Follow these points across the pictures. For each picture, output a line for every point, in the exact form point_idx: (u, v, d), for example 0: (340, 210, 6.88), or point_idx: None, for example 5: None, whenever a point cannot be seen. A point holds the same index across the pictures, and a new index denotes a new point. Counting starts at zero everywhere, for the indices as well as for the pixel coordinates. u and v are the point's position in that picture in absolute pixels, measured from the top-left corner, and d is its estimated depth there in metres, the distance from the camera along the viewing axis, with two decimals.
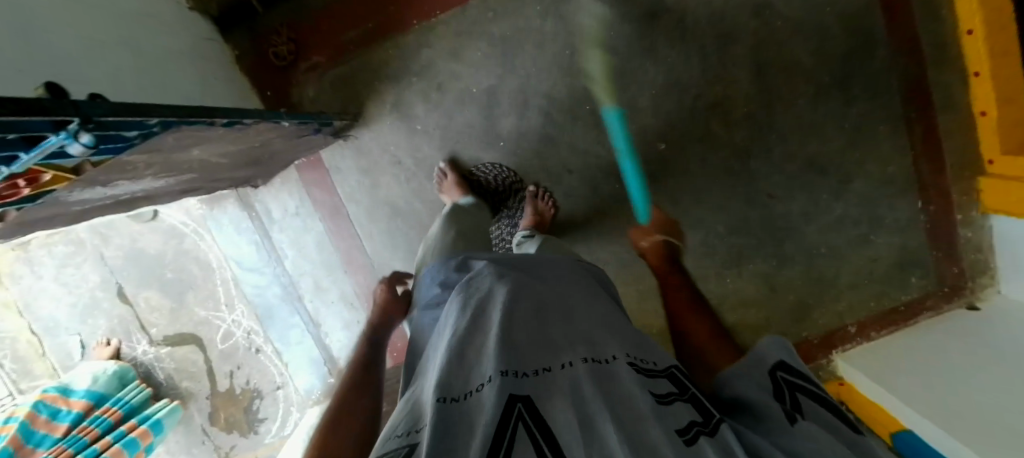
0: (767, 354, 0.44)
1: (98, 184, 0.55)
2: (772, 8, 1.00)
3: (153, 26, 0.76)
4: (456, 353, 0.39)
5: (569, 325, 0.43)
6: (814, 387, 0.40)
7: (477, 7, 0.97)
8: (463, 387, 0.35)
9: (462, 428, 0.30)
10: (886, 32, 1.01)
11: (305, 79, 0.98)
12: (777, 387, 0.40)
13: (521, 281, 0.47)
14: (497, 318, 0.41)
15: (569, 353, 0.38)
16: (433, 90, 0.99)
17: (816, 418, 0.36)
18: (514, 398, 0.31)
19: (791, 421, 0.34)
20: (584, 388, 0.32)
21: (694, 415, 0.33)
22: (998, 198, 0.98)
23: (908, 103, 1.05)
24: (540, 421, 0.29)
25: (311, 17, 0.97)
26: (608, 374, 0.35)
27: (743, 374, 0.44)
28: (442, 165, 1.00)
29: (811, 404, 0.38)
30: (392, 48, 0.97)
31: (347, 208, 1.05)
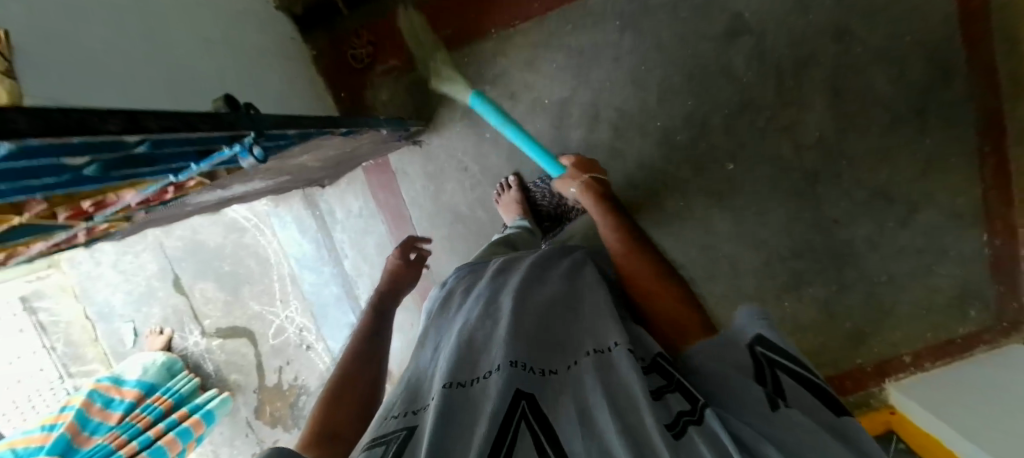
0: (742, 327, 0.41)
1: (218, 188, 0.56)
2: (852, 33, 0.98)
3: (249, 26, 0.77)
4: (462, 346, 0.43)
5: (573, 323, 0.46)
6: (793, 359, 0.37)
7: (558, 19, 0.96)
8: (471, 375, 0.38)
9: (466, 411, 0.33)
10: (966, 62, 0.99)
11: (380, 82, 0.98)
12: (754, 363, 0.37)
13: (532, 282, 0.52)
14: (507, 313, 0.45)
15: (574, 351, 0.41)
16: (506, 99, 0.99)
17: (796, 399, 0.34)
18: (519, 395, 0.33)
19: (774, 406, 0.31)
20: (586, 383, 0.35)
21: (680, 401, 0.32)
22: None
23: (982, 135, 1.03)
24: (543, 418, 0.32)
25: (391, 21, 0.96)
26: (607, 364, 0.37)
27: (719, 348, 0.41)
28: (510, 179, 0.99)
29: (791, 383, 0.35)
30: (469, 55, 0.97)
31: (410, 212, 1.05)
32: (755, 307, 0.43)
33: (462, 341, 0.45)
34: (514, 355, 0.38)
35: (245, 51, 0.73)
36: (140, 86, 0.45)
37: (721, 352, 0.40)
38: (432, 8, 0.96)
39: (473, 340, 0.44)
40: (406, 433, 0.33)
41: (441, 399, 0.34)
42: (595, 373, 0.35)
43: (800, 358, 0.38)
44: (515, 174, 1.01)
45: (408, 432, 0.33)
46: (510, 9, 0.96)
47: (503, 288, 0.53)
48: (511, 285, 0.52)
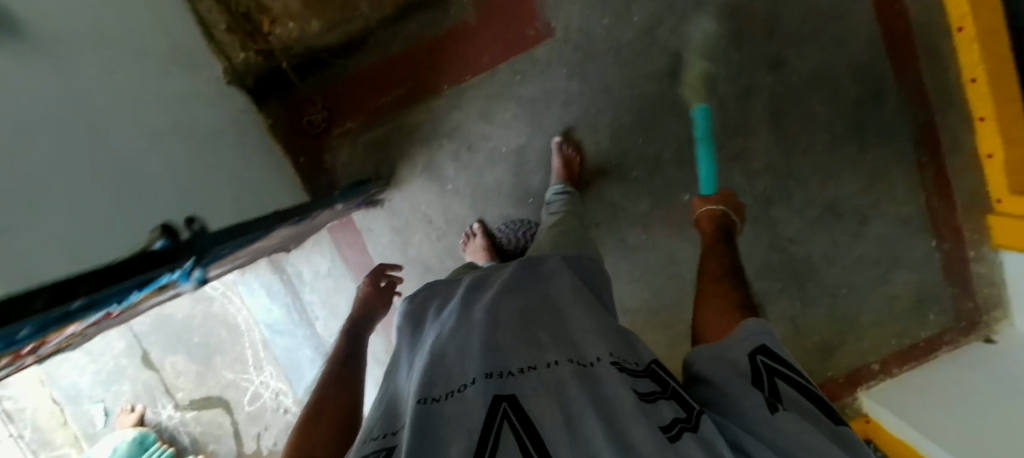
0: (745, 335, 0.44)
1: (169, 288, 0.59)
2: (788, 63, 1.02)
3: (205, 108, 0.77)
4: (436, 358, 0.44)
5: (551, 327, 0.48)
6: (792, 369, 0.41)
7: (507, 71, 0.98)
8: (444, 387, 0.39)
9: (442, 424, 0.34)
10: (897, 82, 1.05)
11: (339, 144, 0.99)
12: (754, 371, 0.41)
13: (504, 294, 0.54)
14: (481, 326, 0.47)
15: (551, 353, 0.43)
16: (464, 151, 1.01)
17: (795, 405, 0.38)
18: (499, 398, 0.35)
19: (772, 412, 0.36)
20: (569, 391, 0.36)
21: (675, 409, 0.37)
22: (1010, 235, 1.01)
23: (920, 147, 1.08)
24: (524, 420, 0.33)
25: (345, 84, 0.97)
26: (588, 375, 0.39)
27: (722, 353, 0.45)
28: (474, 226, 1.01)
29: (791, 391, 0.39)
30: (425, 112, 0.99)
31: None
32: (761, 320, 0.45)
33: (435, 354, 0.45)
34: (489, 367, 0.40)
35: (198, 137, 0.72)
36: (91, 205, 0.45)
37: (726, 358, 0.44)
38: (385, 68, 0.97)
39: (446, 353, 0.45)
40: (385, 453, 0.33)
41: (415, 413, 0.35)
42: (575, 379, 0.38)
43: (797, 364, 0.42)
44: (480, 220, 1.03)
45: (387, 453, 0.33)
46: (461, 65, 0.97)
47: (476, 302, 0.55)
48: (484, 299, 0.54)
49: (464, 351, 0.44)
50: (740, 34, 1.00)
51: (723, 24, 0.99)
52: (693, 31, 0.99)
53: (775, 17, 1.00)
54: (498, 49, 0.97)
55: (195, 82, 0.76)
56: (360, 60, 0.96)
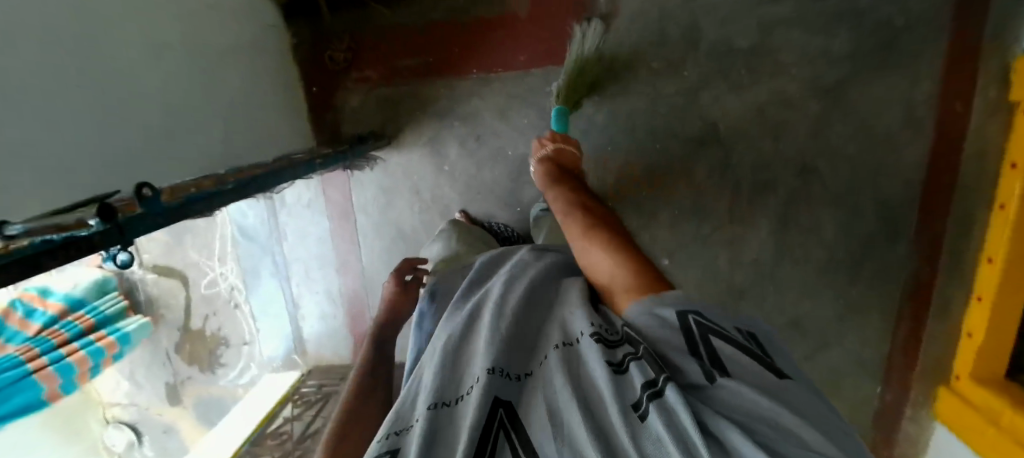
0: (665, 302, 0.39)
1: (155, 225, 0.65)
2: (818, 173, 0.98)
3: (225, 17, 0.76)
4: (447, 350, 0.40)
5: (548, 316, 0.44)
6: (722, 327, 0.36)
7: (538, 77, 0.94)
8: (455, 391, 0.37)
9: (448, 440, 0.32)
10: (915, 231, 1.01)
11: (353, 88, 0.98)
12: (689, 334, 0.35)
13: (515, 279, 0.49)
14: (488, 312, 0.43)
15: (546, 345, 0.39)
16: (471, 140, 0.99)
17: (733, 365, 0.33)
18: (497, 402, 0.33)
19: (711, 381, 0.31)
20: (556, 381, 0.33)
21: (649, 371, 0.32)
22: (954, 415, 1.00)
23: (908, 301, 1.06)
24: (523, 432, 0.31)
25: (376, 32, 0.95)
26: (574, 358, 0.36)
27: (649, 314, 0.39)
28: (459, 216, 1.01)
29: (731, 349, 0.34)
30: (444, 87, 0.96)
31: (356, 216, 1.07)
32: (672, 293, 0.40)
33: (448, 343, 0.41)
34: (493, 362, 0.36)
35: (205, 46, 0.71)
36: (82, 114, 0.47)
37: (654, 315, 0.39)
38: (420, 31, 0.94)
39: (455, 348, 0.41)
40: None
41: (425, 426, 0.33)
42: (562, 366, 0.34)
43: (719, 322, 0.37)
44: (464, 210, 1.03)
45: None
46: (496, 55, 0.94)
47: (487, 288, 0.50)
48: (494, 285, 0.49)
49: (472, 347, 0.40)
50: (781, 126, 0.95)
51: (769, 110, 0.94)
52: (736, 106, 0.94)
53: (823, 122, 0.94)
54: (538, 53, 0.93)
55: None
56: (398, 13, 0.93)
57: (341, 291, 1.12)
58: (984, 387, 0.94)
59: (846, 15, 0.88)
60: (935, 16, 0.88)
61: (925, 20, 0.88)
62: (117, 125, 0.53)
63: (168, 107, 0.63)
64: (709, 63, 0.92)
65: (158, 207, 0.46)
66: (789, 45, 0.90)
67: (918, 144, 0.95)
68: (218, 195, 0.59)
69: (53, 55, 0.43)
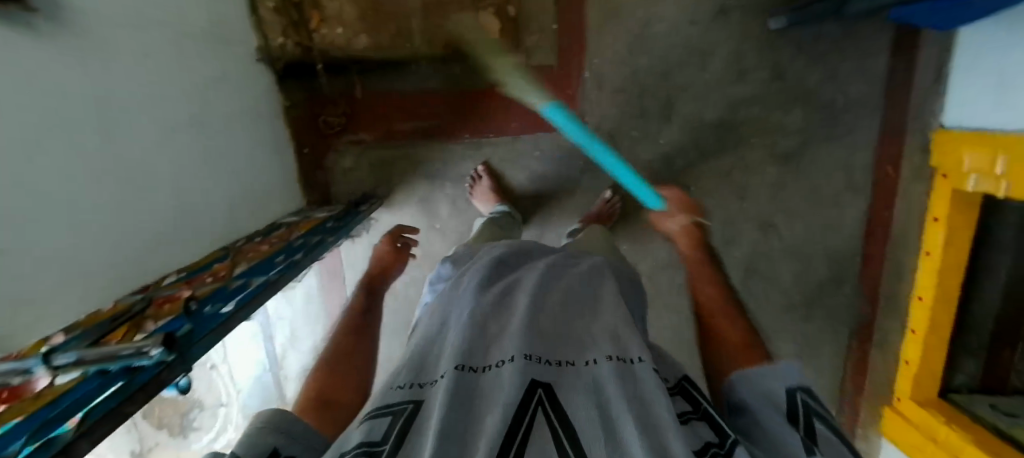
0: (781, 374, 0.49)
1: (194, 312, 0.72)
2: (775, 228, 1.10)
3: (226, 90, 0.77)
4: (476, 330, 0.49)
5: (592, 322, 0.52)
6: (828, 415, 0.46)
7: (527, 142, 1.00)
8: (483, 361, 0.44)
9: (475, 398, 0.38)
10: (858, 277, 1.15)
11: (346, 150, 0.99)
12: (794, 407, 0.46)
13: (549, 282, 0.58)
14: (524, 308, 0.51)
15: (596, 348, 0.46)
16: (463, 198, 1.03)
17: (827, 444, 0.42)
18: (535, 383, 0.38)
19: (811, 454, 0.39)
20: (607, 389, 0.39)
21: (711, 434, 0.41)
22: (897, 433, 1.14)
23: (852, 337, 1.20)
24: (559, 409, 0.36)
25: (371, 97, 0.96)
26: (630, 374, 0.42)
27: (752, 385, 0.50)
28: (479, 168, 1.00)
29: (829, 433, 0.43)
30: (438, 151, 1.00)
31: (345, 273, 1.07)
32: (790, 363, 0.51)
33: (478, 324, 0.50)
34: (530, 350, 0.43)
35: (206, 119, 0.71)
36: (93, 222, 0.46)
37: (767, 388, 0.49)
38: (415, 98, 0.96)
39: (487, 327, 0.50)
40: (413, 406, 0.39)
41: (453, 380, 0.40)
42: (619, 381, 0.40)
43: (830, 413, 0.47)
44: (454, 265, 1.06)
45: (414, 406, 0.39)
46: (487, 121, 0.99)
47: (521, 283, 0.59)
48: (526, 283, 0.58)
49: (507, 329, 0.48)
50: (744, 188, 1.06)
51: (732, 174, 1.04)
52: (705, 171, 1.04)
53: (779, 185, 1.06)
54: (529, 121, 0.99)
55: (221, 62, 0.76)
56: (396, 80, 0.95)
57: None
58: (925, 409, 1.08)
59: (798, 95, 1.00)
60: (869, 99, 1.02)
61: (861, 102, 1.02)
62: (131, 221, 0.53)
63: (179, 188, 0.63)
64: (682, 133, 1.01)
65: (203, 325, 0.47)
66: (750, 119, 1.01)
67: (857, 205, 1.09)
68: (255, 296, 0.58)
69: (76, 161, 0.44)
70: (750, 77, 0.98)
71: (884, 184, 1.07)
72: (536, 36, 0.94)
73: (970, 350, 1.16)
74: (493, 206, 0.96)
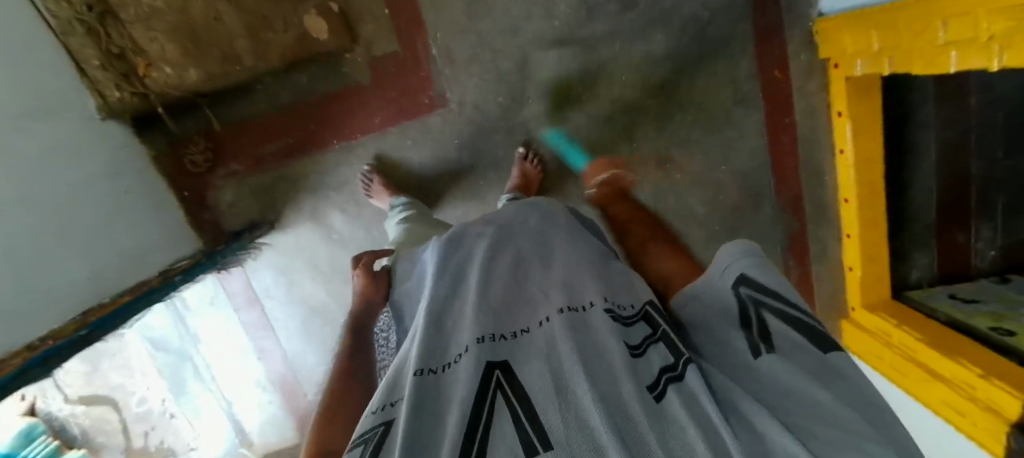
0: (730, 267, 0.43)
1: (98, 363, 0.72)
2: (675, 161, 1.06)
3: (72, 158, 0.77)
4: (431, 321, 0.42)
5: (543, 279, 0.48)
6: (781, 296, 0.39)
7: (397, 134, 0.98)
8: (441, 359, 0.37)
9: (438, 401, 0.32)
10: (776, 193, 1.10)
11: (224, 184, 1.00)
12: (741, 305, 0.40)
13: (495, 251, 0.52)
14: (475, 284, 0.46)
15: (547, 306, 0.42)
16: (351, 204, 1.00)
17: (781, 339, 0.36)
18: (491, 365, 0.34)
19: (757, 359, 0.36)
20: (558, 349, 0.34)
21: (664, 359, 0.35)
22: (857, 344, 1.02)
23: (788, 254, 1.15)
24: (517, 385, 0.32)
25: (230, 127, 0.96)
26: (580, 324, 0.38)
27: (701, 299, 0.46)
28: (367, 172, 0.97)
29: (776, 321, 0.38)
30: (312, 164, 0.98)
31: (264, 301, 1.07)
32: (746, 246, 0.44)
33: (431, 311, 0.43)
34: (481, 332, 0.38)
35: (53, 186, 0.71)
36: None
37: (713, 294, 0.44)
38: (272, 118, 0.96)
39: (443, 315, 0.43)
40: (383, 430, 0.31)
41: (414, 389, 0.32)
42: (568, 333, 0.36)
43: (784, 289, 0.40)
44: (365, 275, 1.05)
45: (386, 429, 0.31)
46: (351, 123, 0.97)
47: (469, 254, 0.53)
48: (476, 254, 0.52)
49: (460, 316, 0.42)
50: (631, 129, 1.03)
51: (613, 117, 1.01)
52: (585, 120, 1.01)
53: (666, 116, 1.02)
54: (394, 112, 0.97)
55: (59, 128, 0.76)
56: (249, 104, 0.95)
57: (269, 377, 1.13)
58: (876, 312, 0.98)
59: (656, 18, 0.95)
60: (735, 3, 0.96)
61: (728, 8, 0.96)
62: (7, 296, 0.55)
63: (50, 258, 0.65)
64: (550, 87, 0.98)
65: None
66: (615, 57, 0.97)
67: (754, 117, 1.04)
68: (57, 353, 0.57)
69: None
70: (600, 13, 0.94)
71: (777, 89, 1.02)
72: (370, 27, 0.93)
73: (922, 239, 1.00)
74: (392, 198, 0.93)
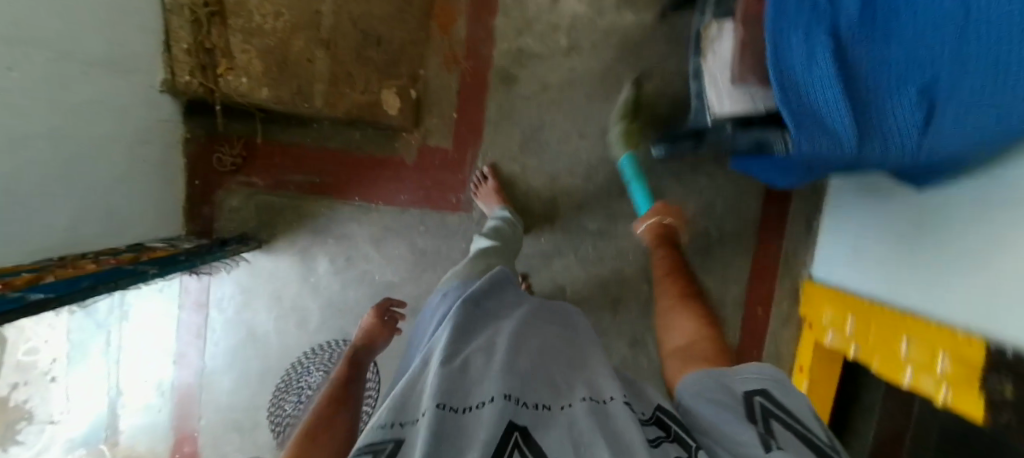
0: (744, 378, 0.45)
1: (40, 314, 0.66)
2: (647, 348, 1.09)
3: (113, 114, 0.77)
4: (459, 361, 0.45)
5: (569, 367, 0.50)
6: (790, 413, 0.40)
7: (414, 216, 1.02)
8: (462, 401, 0.40)
9: (456, 438, 0.35)
10: None
11: (236, 190, 1.00)
12: (752, 411, 0.41)
13: (526, 327, 0.54)
14: (508, 343, 0.48)
15: (573, 390, 0.44)
16: (342, 257, 1.02)
17: (790, 445, 0.37)
18: (512, 425, 0.37)
19: (766, 452, 0.35)
20: (581, 424, 0.38)
21: (679, 451, 0.38)
22: None
23: None
24: (537, 450, 0.35)
25: (271, 145, 0.99)
26: (603, 413, 0.40)
27: (713, 388, 0.45)
28: (484, 170, 1.00)
29: (787, 433, 0.38)
30: (326, 207, 1.01)
31: (210, 310, 1.03)
32: (761, 366, 0.46)
33: (458, 355, 0.46)
34: (508, 388, 0.41)
35: (86, 136, 0.72)
36: None
37: (721, 392, 0.44)
38: (313, 154, 1.00)
39: (471, 358, 0.46)
40: (393, 447, 0.35)
41: (433, 419, 0.36)
42: (592, 416, 0.39)
43: (800, 411, 0.41)
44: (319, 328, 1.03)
45: (395, 446, 0.36)
46: (381, 190, 1.01)
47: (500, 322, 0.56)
48: (506, 324, 0.55)
49: (487, 366, 0.45)
50: (618, 301, 1.08)
51: (607, 285, 1.07)
52: (582, 277, 1.06)
53: (652, 304, 1.08)
54: (422, 197, 1.02)
55: (117, 87, 0.77)
56: (298, 133, 1.00)
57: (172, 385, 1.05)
58: None
59: None
60: (741, 236, 1.08)
61: (734, 238, 1.08)
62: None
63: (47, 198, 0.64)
64: (564, 236, 1.05)
65: (7, 302, 0.46)
66: (628, 236, 1.05)
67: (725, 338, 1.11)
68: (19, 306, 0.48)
69: None
70: (631, 194, 1.04)
71: (752, 321, 1.10)
72: (435, 120, 1.01)
73: None
74: (497, 208, 0.95)
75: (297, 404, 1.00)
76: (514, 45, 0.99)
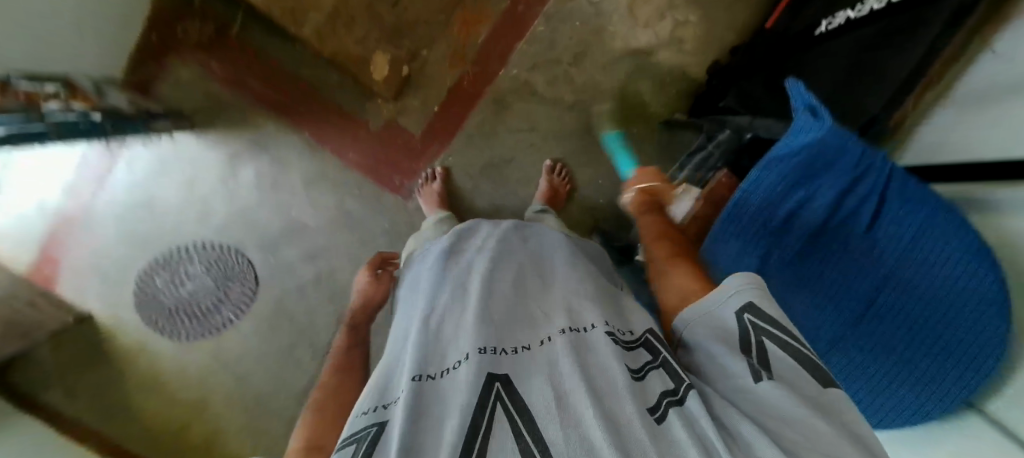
0: (724, 292, 0.36)
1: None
2: None
3: None
4: (435, 334, 0.42)
5: (543, 298, 0.47)
6: (784, 329, 0.33)
7: (355, 178, 1.00)
8: (439, 366, 0.38)
9: (434, 411, 0.33)
10: None
11: (189, 64, 0.95)
12: (740, 335, 0.34)
13: (496, 263, 0.51)
14: (475, 298, 0.44)
15: (549, 325, 0.41)
16: (267, 181, 0.99)
17: (784, 370, 0.31)
18: (491, 377, 0.34)
19: (755, 382, 0.31)
20: (561, 366, 0.34)
21: (665, 383, 0.33)
22: None
23: None
24: (517, 397, 0.32)
25: (241, 40, 0.95)
26: (583, 347, 0.37)
27: (704, 319, 0.37)
28: (436, 170, 0.99)
29: (781, 354, 0.32)
30: (273, 126, 0.98)
31: (119, 162, 0.98)
32: (750, 272, 0.37)
33: (431, 325, 0.44)
34: (483, 341, 0.38)
35: None
36: None
37: (713, 321, 0.36)
38: (280, 70, 0.96)
39: (446, 329, 0.43)
40: (377, 432, 0.32)
41: (410, 395, 0.34)
42: (571, 354, 0.35)
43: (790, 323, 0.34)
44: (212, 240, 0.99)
45: (379, 430, 0.32)
46: (333, 137, 0.99)
47: (476, 260, 0.53)
48: (477, 266, 0.52)
49: (459, 329, 0.42)
50: None
51: None
52: None
53: None
54: (369, 168, 1.00)
55: None
56: (275, 44, 0.95)
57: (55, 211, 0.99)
58: None
59: None
60: None
61: None
62: None
63: None
64: None
65: None
66: None
67: None
68: None
69: None
70: None
71: None
72: (415, 103, 0.98)
73: None
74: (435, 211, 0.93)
75: (166, 284, 0.99)
76: (524, 75, 0.97)
